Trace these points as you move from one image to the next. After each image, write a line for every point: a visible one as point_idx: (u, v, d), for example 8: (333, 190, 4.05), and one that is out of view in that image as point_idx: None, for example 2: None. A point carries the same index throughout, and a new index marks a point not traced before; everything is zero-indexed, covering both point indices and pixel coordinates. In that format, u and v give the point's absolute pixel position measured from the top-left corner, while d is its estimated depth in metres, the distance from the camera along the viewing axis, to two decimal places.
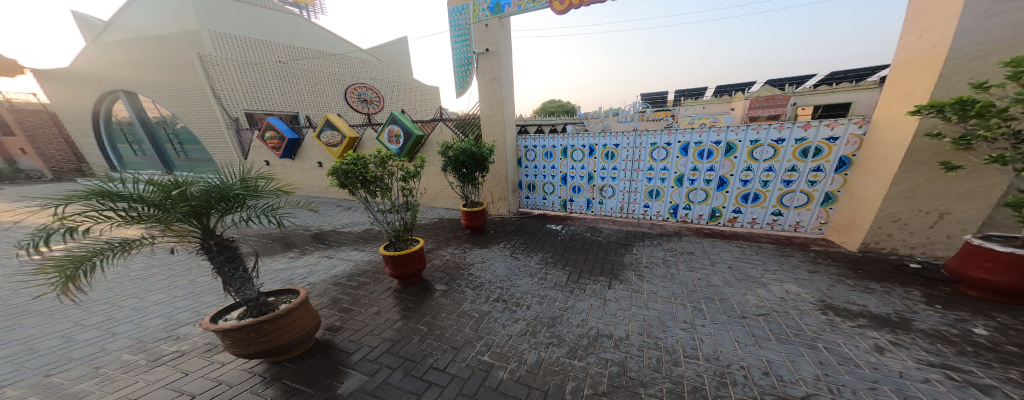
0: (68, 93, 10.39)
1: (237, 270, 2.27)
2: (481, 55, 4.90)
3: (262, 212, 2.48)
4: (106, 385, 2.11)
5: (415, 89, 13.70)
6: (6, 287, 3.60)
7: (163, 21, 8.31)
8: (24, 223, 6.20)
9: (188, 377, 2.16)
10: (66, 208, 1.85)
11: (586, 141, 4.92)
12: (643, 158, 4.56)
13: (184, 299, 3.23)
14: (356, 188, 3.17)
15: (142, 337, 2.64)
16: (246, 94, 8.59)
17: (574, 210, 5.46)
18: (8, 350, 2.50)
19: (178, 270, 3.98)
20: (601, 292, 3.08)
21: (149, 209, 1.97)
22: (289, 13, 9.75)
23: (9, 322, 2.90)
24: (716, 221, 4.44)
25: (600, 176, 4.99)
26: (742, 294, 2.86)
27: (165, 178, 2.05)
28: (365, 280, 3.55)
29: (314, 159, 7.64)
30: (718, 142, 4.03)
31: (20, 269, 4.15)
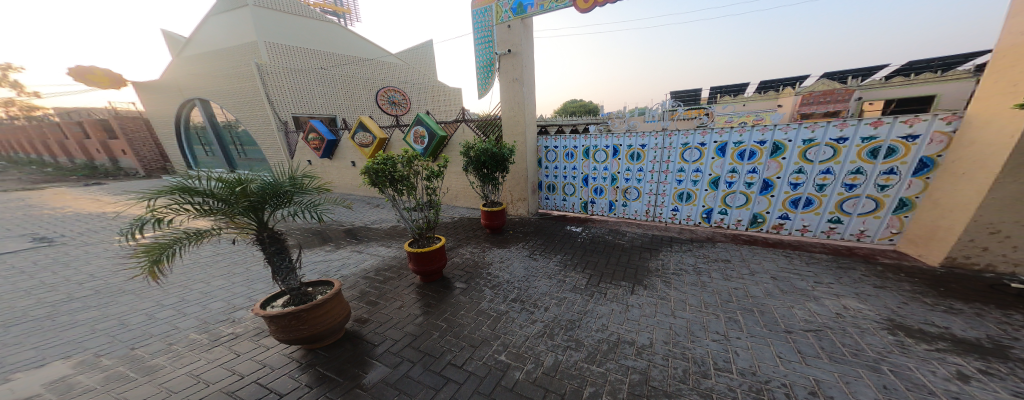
0: (155, 103, 12.03)
1: (284, 261, 2.46)
2: (503, 56, 4.92)
3: (305, 207, 2.74)
4: (175, 360, 2.39)
5: (442, 91, 14.13)
6: (105, 268, 4.23)
7: (227, 36, 9.33)
8: (122, 214, 7.27)
9: (239, 359, 2.39)
10: (155, 200, 2.13)
11: (610, 142, 4.76)
12: (673, 159, 4.33)
13: (239, 286, 3.59)
14: (384, 186, 3.32)
15: (205, 318, 2.96)
16: (293, 99, 9.36)
17: (595, 212, 5.32)
18: (105, 323, 2.92)
19: (235, 259, 4.44)
20: (623, 297, 2.97)
21: (218, 204, 2.21)
22: (329, 22, 10.43)
23: (107, 298, 3.40)
24: (757, 227, 4.10)
25: (625, 178, 4.80)
26: (787, 307, 2.62)
27: (231, 176, 2.27)
28: (390, 275, 3.72)
29: (349, 159, 8.14)
30: (763, 141, 3.72)
31: (117, 252, 4.87)
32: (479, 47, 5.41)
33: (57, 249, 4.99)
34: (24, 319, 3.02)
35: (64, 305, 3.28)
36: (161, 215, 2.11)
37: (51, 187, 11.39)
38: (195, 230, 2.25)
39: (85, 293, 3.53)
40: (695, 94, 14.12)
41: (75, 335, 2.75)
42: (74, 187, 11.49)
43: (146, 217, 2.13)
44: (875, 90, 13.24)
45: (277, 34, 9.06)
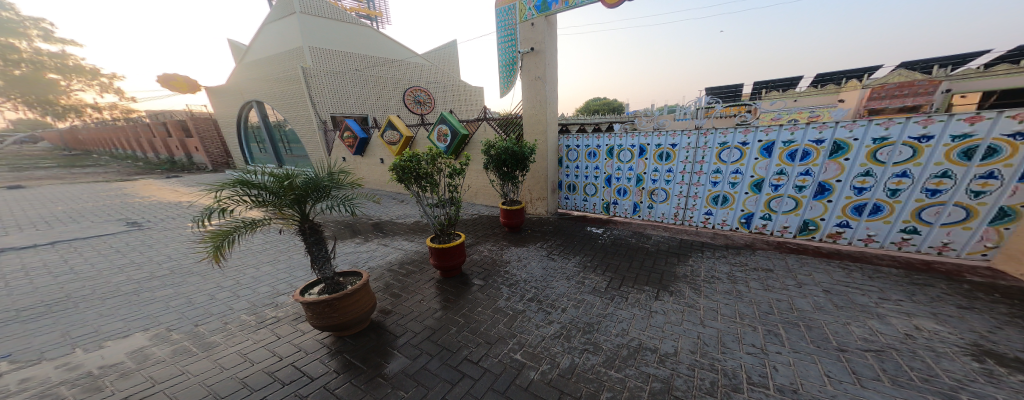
0: (221, 105, 13.44)
1: (321, 251, 2.64)
2: (526, 54, 4.90)
3: (341, 201, 2.91)
4: (229, 338, 2.66)
5: (465, 90, 14.37)
6: (178, 250, 4.81)
7: (278, 43, 10.18)
8: (191, 203, 8.21)
9: (279, 341, 2.60)
10: (220, 192, 2.38)
11: (636, 141, 4.57)
12: (708, 160, 4.07)
13: (283, 273, 3.91)
14: (409, 183, 3.44)
15: (254, 301, 3.26)
16: (330, 99, 9.94)
17: (618, 213, 5.17)
18: (176, 300, 3.32)
19: (281, 247, 4.84)
20: (646, 302, 2.85)
21: (269, 196, 2.42)
22: (363, 26, 10.89)
23: (179, 278, 3.86)
24: (808, 235, 3.76)
25: (652, 180, 4.60)
26: (842, 324, 2.37)
27: (279, 171, 2.48)
28: (412, 268, 3.87)
29: (378, 156, 8.54)
30: (820, 141, 3.36)
31: (187, 237, 5.50)
32: (504, 46, 5.43)
33: (142, 233, 5.75)
34: (115, 293, 3.50)
35: (146, 282, 3.76)
36: (225, 205, 2.35)
37: (138, 178, 13.15)
38: (251, 219, 2.47)
39: (162, 272, 4.03)
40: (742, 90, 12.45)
41: (152, 309, 3.14)
42: (155, 178, 13.19)
43: (214, 206, 2.41)
44: (969, 81, 11.63)
45: (320, 39, 9.70)
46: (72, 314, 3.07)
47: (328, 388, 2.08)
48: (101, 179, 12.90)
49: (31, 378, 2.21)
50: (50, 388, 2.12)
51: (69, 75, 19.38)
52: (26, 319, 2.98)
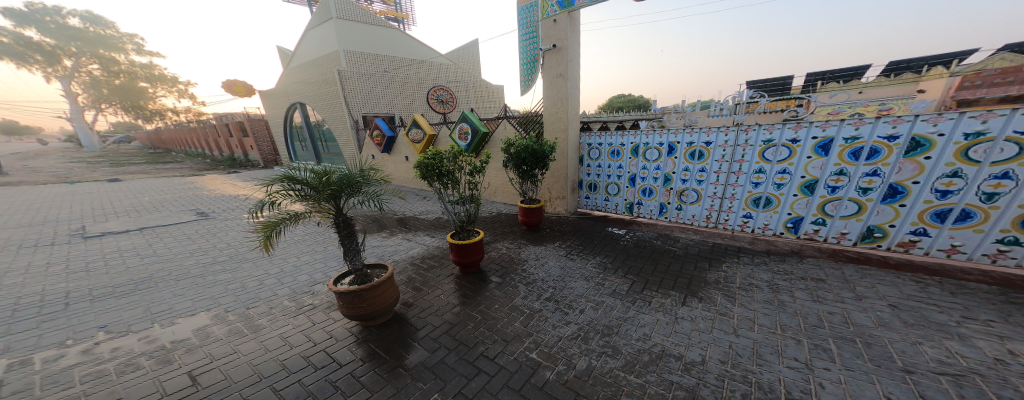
0: (271, 107, 14.66)
1: (353, 244, 2.78)
2: (548, 51, 4.85)
3: (371, 197, 3.05)
4: (272, 322, 2.88)
5: (487, 88, 14.49)
6: (232, 238, 5.33)
7: (317, 48, 10.89)
8: (245, 196, 9.07)
9: (314, 327, 2.78)
10: (271, 186, 2.62)
11: (664, 139, 4.38)
12: (749, 158, 3.81)
13: (319, 262, 4.19)
14: (432, 180, 3.53)
15: (295, 288, 3.52)
16: (361, 100, 10.44)
17: (641, 214, 5.00)
18: (231, 283, 3.68)
19: (318, 238, 5.19)
20: (671, 308, 2.74)
21: (310, 191, 2.61)
22: (391, 28, 11.29)
23: (234, 263, 4.29)
24: (872, 243, 3.35)
25: (682, 180, 4.39)
26: (910, 343, 2.09)
27: (319, 167, 2.66)
28: (433, 263, 3.99)
29: (403, 154, 8.87)
30: (893, 137, 2.95)
31: (240, 226, 6.08)
32: (525, 44, 5.40)
33: (206, 221, 6.45)
34: (184, 274, 3.95)
35: (209, 266, 4.22)
36: (274, 198, 2.59)
37: (203, 173, 14.84)
38: (296, 211, 2.67)
39: (221, 257, 4.50)
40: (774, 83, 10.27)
41: (212, 291, 3.50)
42: (215, 173, 14.77)
43: (266, 199, 2.66)
44: None
45: (354, 42, 10.22)
46: (150, 291, 3.51)
47: (355, 374, 2.20)
48: (174, 174, 14.67)
49: (120, 347, 2.55)
50: (133, 358, 2.43)
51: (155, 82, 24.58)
52: (118, 294, 3.45)
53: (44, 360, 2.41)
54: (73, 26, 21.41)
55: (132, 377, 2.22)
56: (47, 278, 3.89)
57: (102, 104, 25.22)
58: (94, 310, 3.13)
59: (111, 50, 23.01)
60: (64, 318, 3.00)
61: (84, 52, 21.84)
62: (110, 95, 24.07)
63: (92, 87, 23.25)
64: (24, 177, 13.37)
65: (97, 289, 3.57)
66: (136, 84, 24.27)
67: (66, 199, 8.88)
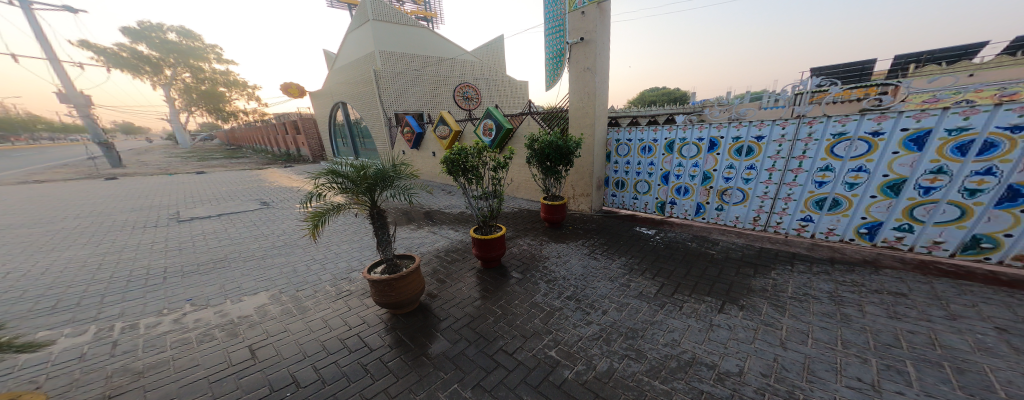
0: (318, 106, 15.90)
1: (384, 235, 2.93)
2: (575, 44, 4.74)
3: (402, 191, 3.17)
4: (316, 305, 3.13)
5: (511, 84, 14.46)
6: (284, 226, 5.87)
7: (356, 50, 11.56)
8: (298, 187, 9.95)
9: (351, 312, 2.98)
10: (318, 179, 2.86)
11: (704, 134, 4.11)
12: (812, 154, 3.39)
13: (356, 251, 4.48)
14: (457, 175, 3.62)
15: (335, 274, 3.79)
16: (395, 98, 10.93)
17: (674, 214, 4.76)
18: (283, 266, 4.05)
19: (355, 228, 5.54)
20: (706, 314, 2.58)
21: (350, 184, 2.79)
22: (420, 28, 11.62)
23: (286, 248, 4.73)
24: (976, 254, 2.82)
25: (725, 178, 4.09)
26: (1019, 373, 1.75)
27: (358, 162, 2.84)
28: (457, 256, 4.09)
29: (431, 150, 9.15)
30: (1019, 128, 2.41)
31: (291, 215, 6.68)
32: (552, 37, 5.30)
33: (267, 209, 7.19)
34: (250, 256, 4.42)
35: (266, 249, 4.69)
36: (322, 190, 2.81)
37: (264, 166, 16.55)
38: (337, 202, 2.85)
39: (275, 242, 4.98)
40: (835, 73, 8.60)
41: (271, 273, 3.88)
42: (273, 167, 16.38)
43: (315, 192, 2.90)
44: None
45: (388, 43, 10.70)
46: (220, 270, 3.97)
47: (383, 359, 2.32)
48: (238, 167, 16.44)
49: (200, 318, 2.92)
50: (209, 329, 2.76)
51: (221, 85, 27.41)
52: (200, 270, 3.95)
53: (145, 325, 2.83)
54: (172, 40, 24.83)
55: (207, 346, 2.53)
56: (150, 253, 4.57)
57: (186, 107, 29.04)
58: (182, 284, 3.61)
59: (193, 59, 26.33)
60: (160, 289, 3.49)
61: (179, 62, 25.43)
62: (191, 99, 27.75)
63: (184, 92, 27.11)
64: (137, 168, 15.99)
65: (181, 266, 4.12)
66: (213, 89, 27.72)
67: (162, 188, 10.38)
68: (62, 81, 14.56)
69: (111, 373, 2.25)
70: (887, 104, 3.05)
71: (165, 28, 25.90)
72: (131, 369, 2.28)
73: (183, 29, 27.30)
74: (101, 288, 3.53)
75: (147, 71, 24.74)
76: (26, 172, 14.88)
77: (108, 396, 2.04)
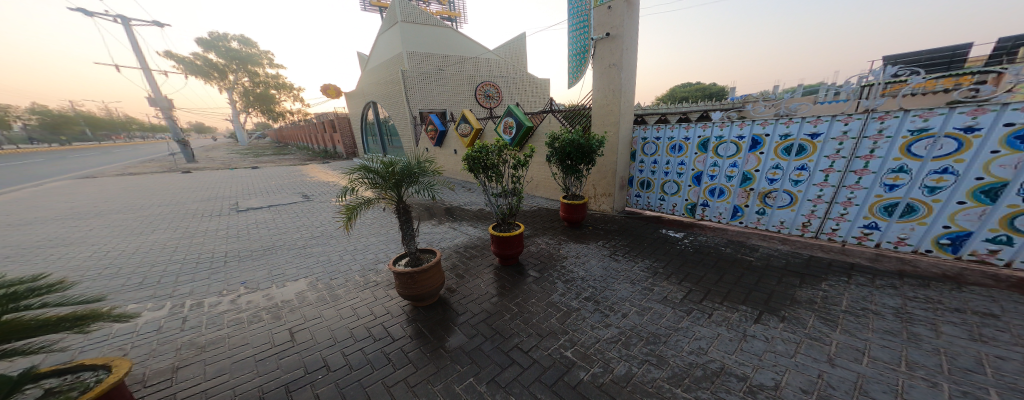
0: (351, 106, 16.78)
1: (409, 229, 3.03)
2: (601, 40, 4.63)
3: (426, 187, 3.27)
4: (346, 293, 3.31)
5: (532, 82, 14.39)
6: (320, 217, 6.27)
7: (386, 51, 12.07)
8: (335, 182, 10.59)
9: (377, 302, 3.12)
10: (352, 175, 3.02)
11: (746, 132, 3.85)
12: (882, 154, 3.02)
13: (383, 244, 4.69)
14: (478, 172, 3.66)
15: (363, 265, 3.99)
16: (422, 97, 11.29)
17: (706, 217, 4.52)
18: (318, 256, 4.32)
19: (382, 222, 5.80)
20: (737, 324, 2.43)
21: (380, 179, 2.92)
22: (445, 28, 11.91)
23: (322, 238, 5.05)
24: None
25: (769, 179, 3.79)
26: None
27: (387, 159, 2.96)
28: (475, 253, 4.15)
29: (453, 147, 9.34)
30: None
31: (326, 207, 7.12)
32: (576, 34, 5.22)
33: (307, 202, 7.72)
34: (291, 245, 4.77)
35: (304, 239, 5.03)
36: (355, 185, 2.97)
37: (304, 162, 17.77)
38: (368, 197, 2.98)
39: (312, 233, 5.34)
40: (914, 60, 7.55)
41: (310, 261, 4.16)
42: (312, 162, 17.55)
43: (349, 186, 3.07)
44: None
45: (415, 44, 11.05)
46: (265, 257, 4.32)
47: (404, 349, 2.41)
48: (281, 163, 17.77)
49: (250, 301, 3.20)
50: (258, 311, 3.02)
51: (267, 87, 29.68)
52: (250, 257, 4.32)
53: (207, 304, 3.15)
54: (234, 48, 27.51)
55: (255, 327, 2.77)
56: (212, 239, 5.09)
57: (242, 108, 31.88)
58: (237, 267, 3.98)
59: (249, 64, 28.74)
60: (219, 271, 3.87)
61: (234, 66, 27.91)
62: (242, 100, 30.30)
63: (236, 94, 29.68)
64: (200, 163, 17.83)
65: (233, 252, 4.54)
66: (269, 93, 30.13)
67: (223, 180, 11.52)
68: (152, 87, 16.39)
69: (180, 345, 2.53)
70: (985, 94, 2.49)
71: (228, 37, 28.53)
72: (195, 343, 2.55)
73: (242, 37, 29.95)
74: (172, 268, 3.98)
75: (207, 76, 27.34)
76: (118, 165, 17.14)
77: (177, 366, 2.30)
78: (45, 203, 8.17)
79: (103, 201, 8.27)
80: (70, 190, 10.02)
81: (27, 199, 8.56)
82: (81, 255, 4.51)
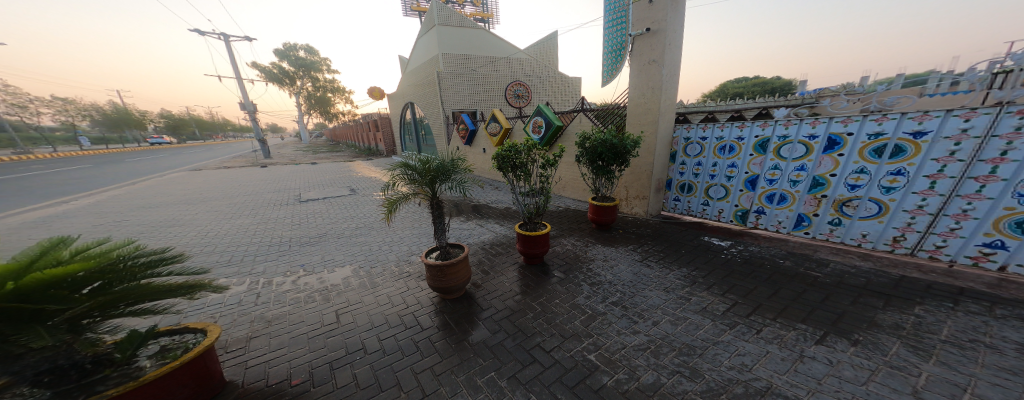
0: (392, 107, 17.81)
1: (440, 225, 3.16)
2: (640, 36, 4.44)
3: (458, 184, 3.37)
4: (383, 281, 3.54)
5: (563, 81, 14.13)
6: (361, 210, 6.74)
7: (423, 54, 12.69)
8: (376, 178, 11.33)
9: (409, 291, 3.31)
10: (394, 171, 3.23)
11: (821, 130, 3.43)
12: (1019, 157, 2.47)
13: (416, 237, 4.94)
14: (507, 171, 3.70)
15: (397, 256, 4.23)
16: (457, 97, 11.67)
17: (763, 225, 4.12)
18: (359, 245, 4.67)
19: (415, 216, 6.08)
20: (788, 344, 2.20)
21: (417, 175, 3.08)
22: (478, 29, 12.24)
23: (362, 229, 5.44)
24: None
25: (850, 186, 3.32)
26: None
27: (422, 156, 3.11)
28: (501, 250, 4.21)
29: (482, 146, 9.52)
30: None
31: (366, 201, 7.63)
32: (612, 30, 5.07)
33: (352, 195, 8.37)
34: (336, 234, 5.19)
35: (347, 229, 5.45)
36: (395, 181, 3.17)
37: (350, 159, 19.21)
38: (406, 192, 3.15)
39: (354, 223, 5.77)
40: None
41: (353, 250, 4.50)
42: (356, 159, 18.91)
43: (390, 181, 3.28)
44: None
45: (450, 46, 11.51)
46: (314, 244, 4.76)
47: (431, 339, 2.52)
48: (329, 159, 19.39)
49: (307, 282, 3.55)
50: (312, 292, 3.35)
51: (320, 91, 32.58)
52: (302, 243, 4.78)
53: (275, 283, 3.56)
54: (296, 56, 30.55)
55: (309, 306, 3.07)
56: (277, 225, 5.74)
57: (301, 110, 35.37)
58: (292, 252, 4.43)
59: (314, 72, 31.68)
60: (279, 255, 4.34)
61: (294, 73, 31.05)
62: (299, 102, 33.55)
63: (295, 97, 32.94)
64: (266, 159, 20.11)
65: (290, 237, 5.07)
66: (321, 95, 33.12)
67: (288, 174, 12.95)
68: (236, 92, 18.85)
69: (253, 318, 2.89)
70: None
71: (296, 46, 31.67)
72: (263, 316, 2.92)
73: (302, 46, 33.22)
74: (242, 250, 4.54)
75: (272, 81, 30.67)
76: (213, 160, 20.11)
77: (250, 336, 2.63)
78: (153, 190, 9.76)
79: (197, 189, 9.72)
80: (174, 180, 11.91)
81: (151, 186, 10.41)
82: (176, 235, 5.31)
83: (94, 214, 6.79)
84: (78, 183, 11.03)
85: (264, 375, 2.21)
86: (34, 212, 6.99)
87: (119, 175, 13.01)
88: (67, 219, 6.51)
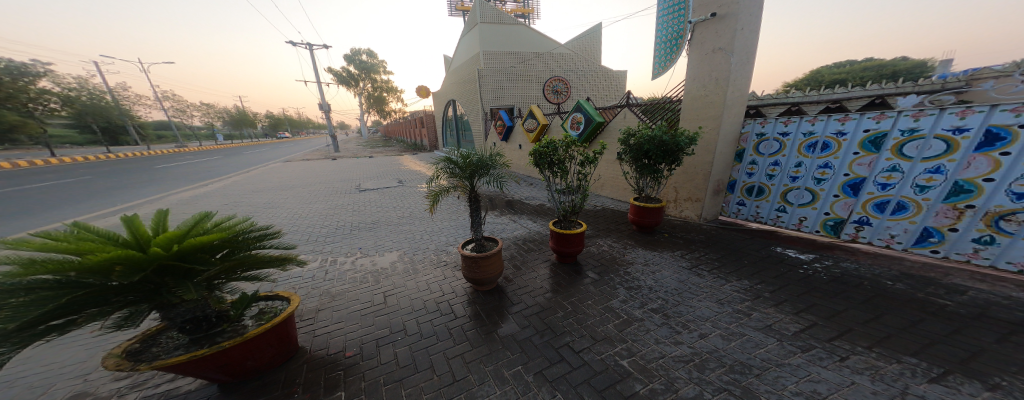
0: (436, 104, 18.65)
1: (478, 218, 3.25)
2: (704, 22, 4.08)
3: (495, 178, 3.43)
4: (424, 268, 3.76)
5: (606, 74, 13.46)
6: (406, 200, 7.23)
7: (466, 52, 13.09)
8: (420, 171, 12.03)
9: (448, 280, 3.47)
10: (438, 164, 3.39)
11: (975, 122, 2.68)
12: None
13: (455, 228, 5.15)
14: (544, 167, 3.67)
15: (437, 246, 4.45)
16: (498, 94, 11.87)
17: (869, 237, 3.48)
18: (404, 233, 5.01)
19: (454, 208, 6.34)
20: (874, 375, 1.89)
21: (459, 168, 3.19)
22: (517, 25, 12.25)
23: (406, 218, 5.82)
24: None
25: (1016, 195, 2.57)
26: None
27: (463, 151, 3.22)
28: (533, 246, 4.22)
29: (519, 142, 9.55)
30: None
31: (411, 192, 8.15)
32: (666, 19, 4.72)
33: (399, 186, 9.04)
34: (384, 222, 5.64)
35: (394, 218, 5.88)
36: (438, 173, 3.33)
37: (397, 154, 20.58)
38: (446, 184, 3.29)
39: (399, 213, 6.21)
40: None
41: (400, 237, 4.83)
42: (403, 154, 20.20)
43: (434, 174, 3.45)
44: None
45: (490, 43, 11.72)
46: (365, 229, 5.22)
47: (464, 327, 2.63)
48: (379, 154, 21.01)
49: (362, 264, 3.92)
50: (365, 273, 3.68)
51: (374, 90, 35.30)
52: (356, 228, 5.27)
53: (337, 262, 3.98)
54: (354, 59, 33.42)
55: (363, 286, 3.38)
56: (335, 211, 6.40)
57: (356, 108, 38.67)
58: (347, 236, 4.91)
59: (371, 73, 34.49)
60: (336, 237, 4.84)
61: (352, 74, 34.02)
62: None
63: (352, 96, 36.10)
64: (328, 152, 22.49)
65: (346, 222, 5.63)
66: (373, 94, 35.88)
67: (349, 166, 14.35)
68: None
69: (321, 292, 3.27)
70: None
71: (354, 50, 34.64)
72: (326, 291, 3.28)
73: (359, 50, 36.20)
74: (308, 231, 5.15)
75: None
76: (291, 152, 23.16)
77: (318, 308, 2.99)
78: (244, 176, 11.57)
79: (276, 177, 11.28)
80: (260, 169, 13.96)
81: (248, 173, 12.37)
82: (260, 215, 6.23)
83: (203, 195, 8.27)
84: (193, 169, 13.51)
85: (327, 343, 2.49)
86: (172, 191, 8.78)
87: (224, 164, 15.59)
88: (185, 198, 8.02)
